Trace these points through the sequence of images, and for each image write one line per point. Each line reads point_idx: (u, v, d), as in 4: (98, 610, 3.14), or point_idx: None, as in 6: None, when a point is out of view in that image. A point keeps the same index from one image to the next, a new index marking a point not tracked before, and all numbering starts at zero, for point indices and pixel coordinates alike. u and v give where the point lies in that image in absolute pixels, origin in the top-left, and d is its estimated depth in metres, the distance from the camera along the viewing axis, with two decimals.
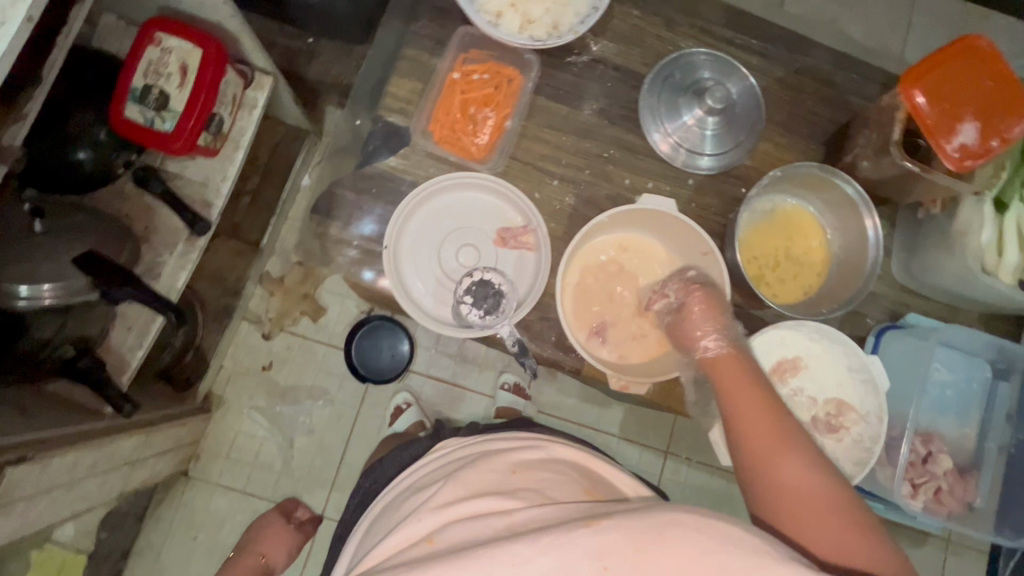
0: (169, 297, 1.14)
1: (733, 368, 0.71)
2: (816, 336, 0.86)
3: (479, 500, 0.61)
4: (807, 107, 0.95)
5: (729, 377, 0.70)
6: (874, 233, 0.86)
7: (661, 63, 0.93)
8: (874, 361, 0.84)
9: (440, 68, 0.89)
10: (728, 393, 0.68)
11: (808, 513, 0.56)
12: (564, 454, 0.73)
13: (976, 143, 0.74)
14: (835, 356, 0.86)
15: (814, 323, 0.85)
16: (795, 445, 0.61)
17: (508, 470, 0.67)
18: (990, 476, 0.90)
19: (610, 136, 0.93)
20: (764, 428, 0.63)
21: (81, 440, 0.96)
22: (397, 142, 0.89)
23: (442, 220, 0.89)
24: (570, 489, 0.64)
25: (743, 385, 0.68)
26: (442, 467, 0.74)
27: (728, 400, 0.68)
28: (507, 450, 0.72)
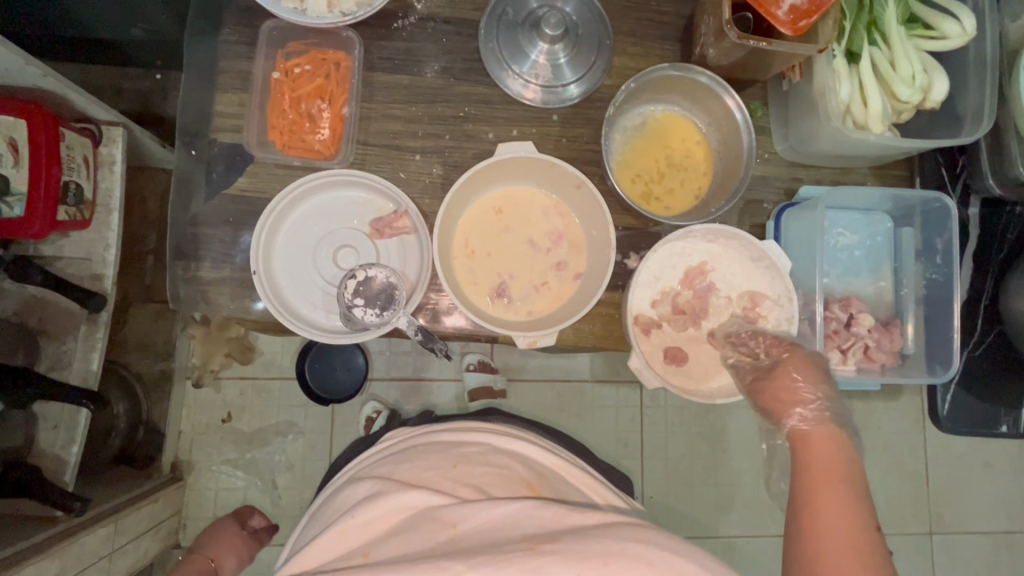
0: (88, 383, 1.08)
1: (821, 457, 0.67)
2: (712, 237, 0.85)
3: (415, 494, 0.66)
4: (652, 8, 0.91)
5: (819, 457, 0.68)
6: (740, 115, 0.84)
7: (491, 3, 0.88)
8: (771, 246, 0.82)
9: (260, 73, 0.83)
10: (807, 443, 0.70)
11: (824, 479, 0.64)
12: (508, 447, 0.78)
13: (805, 1, 0.71)
14: (736, 253, 0.85)
15: (704, 225, 0.83)
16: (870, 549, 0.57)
17: (449, 465, 0.72)
18: (910, 321, 0.91)
19: (462, 94, 0.88)
20: (842, 528, 0.59)
21: (39, 551, 0.92)
22: (241, 162, 0.83)
23: (312, 229, 0.84)
24: (509, 486, 0.68)
25: (830, 474, 0.65)
26: (385, 460, 0.78)
27: (803, 477, 0.66)
28: (451, 445, 0.77)
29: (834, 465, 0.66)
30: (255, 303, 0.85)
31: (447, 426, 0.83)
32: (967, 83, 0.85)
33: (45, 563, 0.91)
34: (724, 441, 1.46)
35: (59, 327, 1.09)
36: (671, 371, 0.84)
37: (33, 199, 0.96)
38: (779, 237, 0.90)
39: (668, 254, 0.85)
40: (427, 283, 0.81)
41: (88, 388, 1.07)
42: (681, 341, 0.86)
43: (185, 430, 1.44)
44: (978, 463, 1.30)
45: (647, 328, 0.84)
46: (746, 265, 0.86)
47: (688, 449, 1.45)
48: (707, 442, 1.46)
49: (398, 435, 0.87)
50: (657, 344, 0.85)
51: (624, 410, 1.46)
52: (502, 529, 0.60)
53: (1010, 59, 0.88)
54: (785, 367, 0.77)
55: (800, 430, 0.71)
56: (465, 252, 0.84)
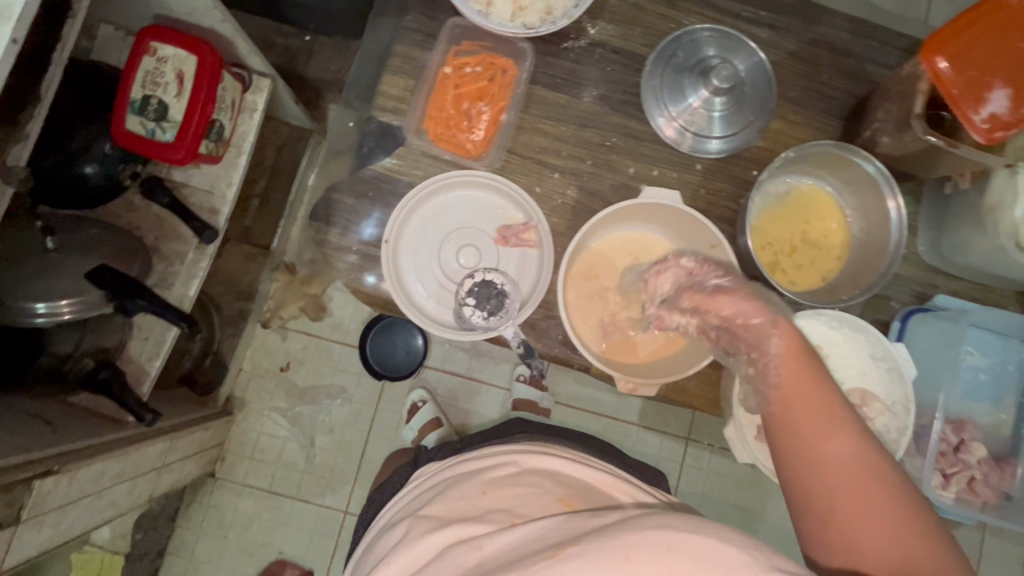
0: (183, 306, 1.13)
1: (801, 374, 0.59)
2: (836, 324, 0.81)
3: (448, 531, 0.65)
4: (822, 81, 0.89)
5: (796, 380, 0.58)
6: (897, 213, 0.80)
7: (664, 42, 0.88)
8: (898, 348, 0.79)
9: (432, 64, 0.86)
10: (806, 420, 0.55)
11: (847, 487, 0.50)
12: (541, 464, 0.74)
13: (1007, 113, 0.68)
14: (855, 345, 0.81)
15: (833, 311, 0.80)
16: (864, 452, 0.51)
17: (479, 491, 0.70)
18: None
19: (612, 124, 0.89)
20: (834, 435, 0.53)
21: (107, 450, 0.96)
22: (392, 142, 0.87)
23: (442, 222, 0.87)
24: (541, 504, 0.66)
25: (813, 389, 0.57)
26: (421, 495, 0.78)
27: (789, 400, 0.57)
28: (478, 468, 0.75)
29: (807, 376, 0.58)
30: (368, 277, 0.88)
31: (478, 451, 0.81)
32: None
33: (109, 463, 0.97)
34: (758, 521, 1.41)
35: (170, 249, 1.14)
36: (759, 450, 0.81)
37: (183, 129, 1.01)
38: (903, 339, 0.85)
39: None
40: (539, 302, 0.82)
41: (182, 309, 1.10)
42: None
43: (245, 368, 1.50)
44: None
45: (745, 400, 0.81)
46: (860, 360, 0.82)
47: (718, 518, 1.41)
48: (739, 517, 1.41)
49: (434, 468, 0.85)
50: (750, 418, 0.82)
51: (664, 463, 1.43)
52: (529, 543, 0.58)
53: None
54: (724, 300, 0.69)
55: (778, 355, 0.61)
56: (582, 279, 0.84)
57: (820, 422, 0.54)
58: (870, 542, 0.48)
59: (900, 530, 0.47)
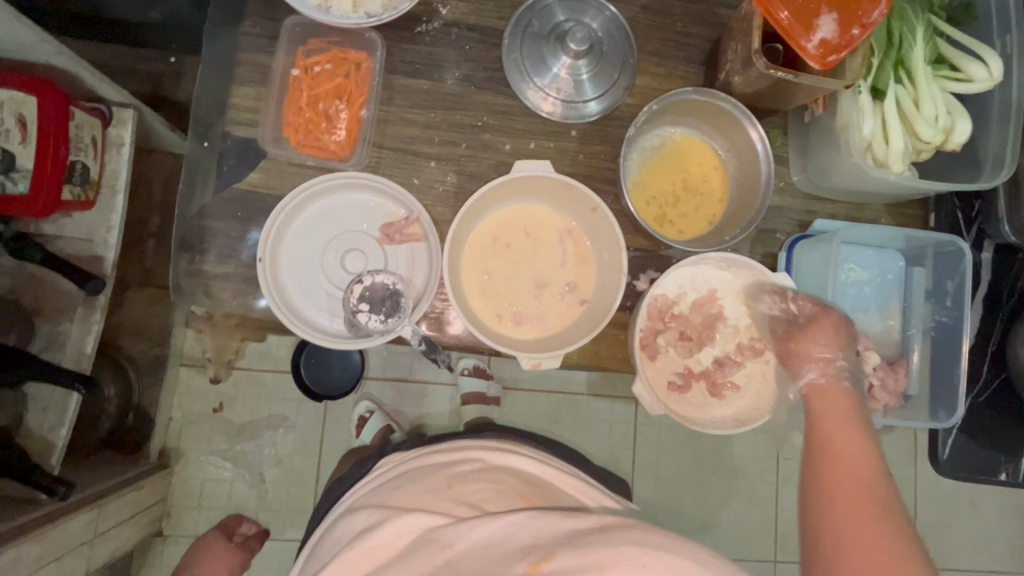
0: (81, 365, 1.03)
1: (835, 405, 0.66)
2: (723, 265, 0.84)
3: (415, 523, 0.63)
4: (677, 30, 0.91)
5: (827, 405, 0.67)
6: (761, 144, 0.84)
7: (517, 12, 0.87)
8: (782, 277, 0.81)
9: (279, 68, 0.82)
10: (829, 431, 0.63)
11: (841, 488, 0.57)
12: (505, 461, 0.73)
13: (836, 37, 0.70)
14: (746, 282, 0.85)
15: (717, 253, 0.83)
16: (865, 471, 0.57)
17: (443, 485, 0.69)
18: (917, 362, 0.90)
19: (481, 103, 0.87)
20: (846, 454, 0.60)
21: (27, 531, 0.87)
22: (253, 157, 0.83)
23: (320, 231, 0.83)
24: (505, 499, 0.66)
25: (844, 422, 0.64)
26: (381, 485, 0.74)
27: (819, 430, 0.64)
28: (442, 463, 0.73)
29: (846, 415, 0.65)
30: (257, 301, 0.83)
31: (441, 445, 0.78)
32: (989, 128, 0.84)
33: (27, 546, 0.86)
34: (723, 466, 1.40)
35: (56, 309, 1.04)
36: (673, 400, 0.83)
37: (38, 174, 0.91)
38: (790, 268, 0.90)
39: (678, 278, 0.84)
40: (433, 295, 0.80)
41: (80, 371, 1.02)
42: (685, 368, 0.84)
43: (176, 417, 1.39)
44: (965, 501, 1.32)
45: (648, 352, 0.83)
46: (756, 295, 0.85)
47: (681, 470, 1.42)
48: (700, 465, 1.40)
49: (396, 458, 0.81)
50: (657, 369, 0.83)
51: (618, 426, 1.40)
52: (501, 543, 0.59)
53: None
54: (815, 328, 0.74)
55: (813, 389, 0.70)
56: (473, 265, 0.84)
57: (841, 441, 0.61)
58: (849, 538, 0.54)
59: (878, 545, 0.52)
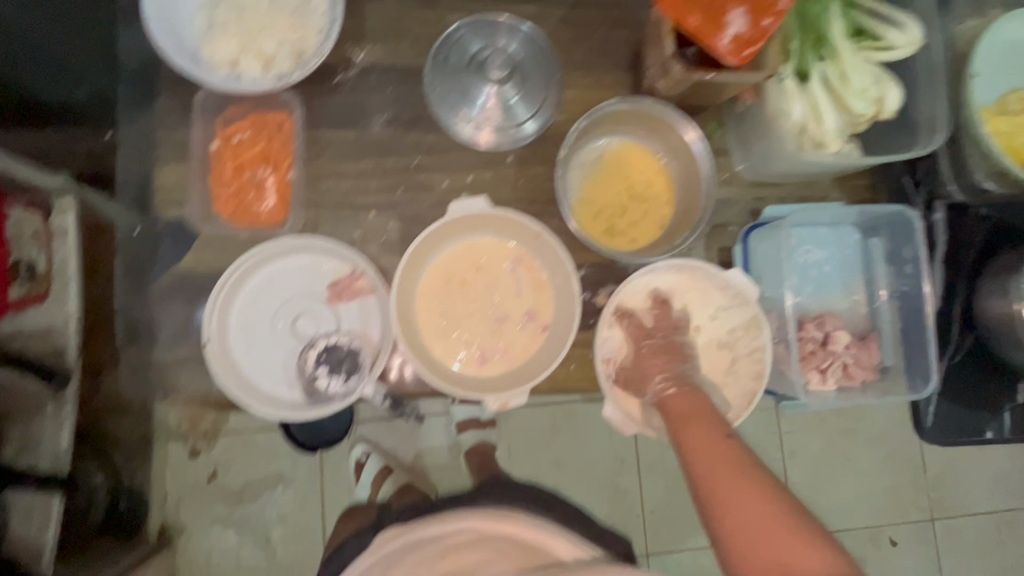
0: None
1: (690, 403, 0.74)
2: (674, 269, 0.84)
3: None
4: (599, 39, 0.89)
5: (683, 411, 0.73)
6: (697, 143, 0.83)
7: (433, 48, 0.86)
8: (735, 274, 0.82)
9: (197, 144, 0.80)
10: (688, 436, 0.70)
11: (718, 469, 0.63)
12: (510, 531, 0.70)
13: (747, 31, 0.70)
14: (703, 283, 0.84)
15: (666, 261, 0.83)
16: (741, 464, 0.63)
17: (437, 558, 0.67)
18: (888, 334, 0.89)
19: (412, 143, 0.86)
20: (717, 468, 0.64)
21: None
22: (187, 236, 0.81)
23: (268, 301, 0.81)
24: (497, 565, 0.64)
25: (698, 420, 0.71)
26: (376, 561, 0.73)
27: (681, 431, 0.71)
28: (438, 533, 0.72)
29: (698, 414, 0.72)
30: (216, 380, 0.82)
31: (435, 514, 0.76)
32: (921, 92, 0.83)
33: None
34: None
35: None
36: (649, 415, 0.82)
37: None
38: (748, 260, 0.89)
39: (632, 291, 0.83)
40: (391, 347, 0.79)
41: None
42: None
43: None
44: None
45: (614, 370, 0.82)
46: (716, 295, 0.84)
47: None
48: None
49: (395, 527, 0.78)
50: (629, 386, 0.82)
51: None
52: None
53: (961, 66, 0.83)
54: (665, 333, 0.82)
55: (672, 397, 0.76)
56: (427, 309, 0.82)
57: (696, 434, 0.69)
58: (737, 509, 0.59)
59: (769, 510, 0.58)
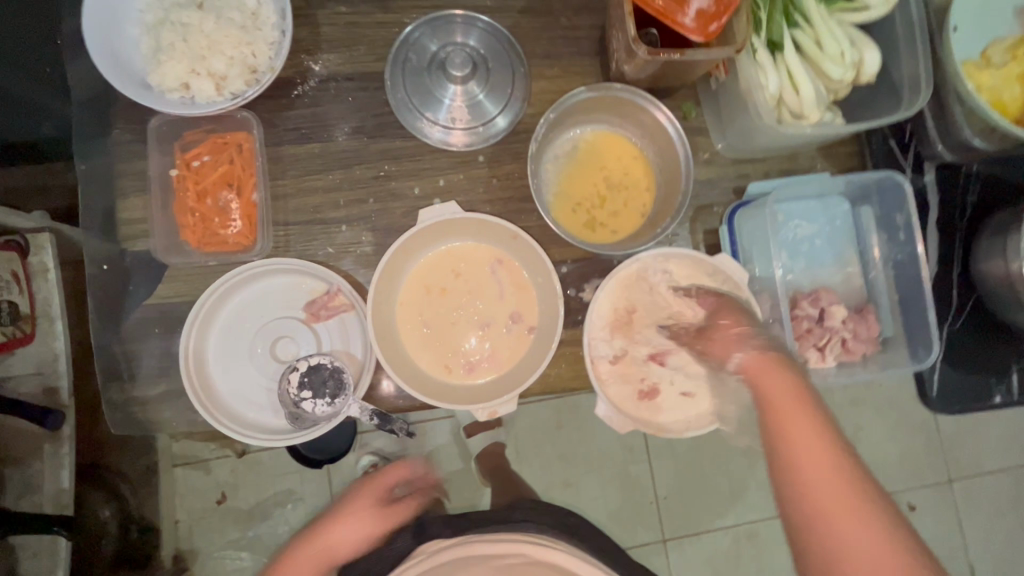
0: (63, 506, 0.93)
1: (776, 383, 0.66)
2: (661, 258, 0.81)
3: None
4: (562, 25, 0.86)
5: (769, 382, 0.66)
6: (671, 124, 0.80)
7: (392, 52, 0.83)
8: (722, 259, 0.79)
9: (156, 173, 0.77)
10: (781, 425, 0.63)
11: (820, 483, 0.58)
12: (548, 558, 0.68)
13: (710, 4, 0.67)
14: (692, 270, 0.81)
15: (651, 250, 0.80)
16: (847, 476, 0.58)
17: None
18: (886, 304, 0.86)
19: (379, 151, 0.83)
20: (828, 468, 0.59)
21: None
22: (155, 269, 0.78)
23: (245, 327, 0.79)
24: None
25: (794, 403, 0.63)
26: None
27: (775, 416, 0.64)
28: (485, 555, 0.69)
29: (793, 397, 0.64)
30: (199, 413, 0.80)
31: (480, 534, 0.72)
32: (899, 51, 0.79)
33: None
34: None
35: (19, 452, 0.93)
36: (645, 408, 0.80)
37: None
38: (735, 240, 0.86)
39: (617, 285, 0.81)
40: (375, 363, 0.77)
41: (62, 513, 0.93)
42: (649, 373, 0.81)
43: None
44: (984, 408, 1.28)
45: (604, 367, 0.80)
46: (708, 282, 0.80)
47: None
48: None
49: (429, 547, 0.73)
50: (621, 382, 0.80)
51: None
52: None
53: (940, 19, 0.79)
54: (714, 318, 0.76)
55: (754, 372, 0.68)
56: (408, 321, 0.80)
57: (798, 427, 0.62)
58: (840, 533, 0.56)
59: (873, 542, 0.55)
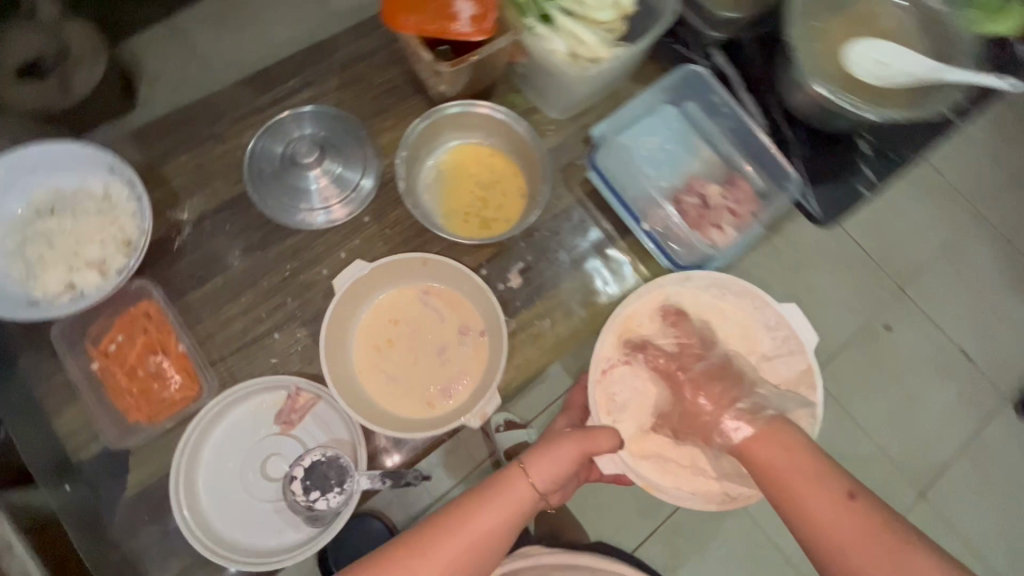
0: None
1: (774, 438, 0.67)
2: (696, 283, 0.86)
3: None
4: (376, 82, 0.96)
5: (775, 455, 0.66)
6: (498, 112, 0.92)
7: (245, 170, 0.89)
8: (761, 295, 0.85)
9: (79, 375, 0.78)
10: (775, 470, 0.65)
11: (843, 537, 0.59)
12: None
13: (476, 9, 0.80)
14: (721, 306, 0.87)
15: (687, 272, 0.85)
16: (842, 503, 0.61)
17: None
18: (746, 165, 0.99)
19: (275, 256, 0.88)
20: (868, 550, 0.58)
21: None
22: (116, 460, 0.77)
23: (227, 470, 0.80)
24: None
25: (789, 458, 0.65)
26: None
27: (764, 468, 0.66)
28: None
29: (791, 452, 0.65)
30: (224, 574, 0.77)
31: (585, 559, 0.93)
32: None
33: None
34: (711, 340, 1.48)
35: None
36: (643, 462, 0.80)
37: None
38: (603, 175, 0.95)
39: (655, 305, 0.86)
40: (363, 433, 0.79)
41: None
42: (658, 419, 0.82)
43: None
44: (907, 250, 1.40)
45: (625, 407, 0.83)
46: (766, 343, 0.85)
47: None
48: None
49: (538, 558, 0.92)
50: (630, 424, 0.82)
51: None
52: None
53: None
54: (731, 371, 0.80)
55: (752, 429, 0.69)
56: (373, 383, 0.83)
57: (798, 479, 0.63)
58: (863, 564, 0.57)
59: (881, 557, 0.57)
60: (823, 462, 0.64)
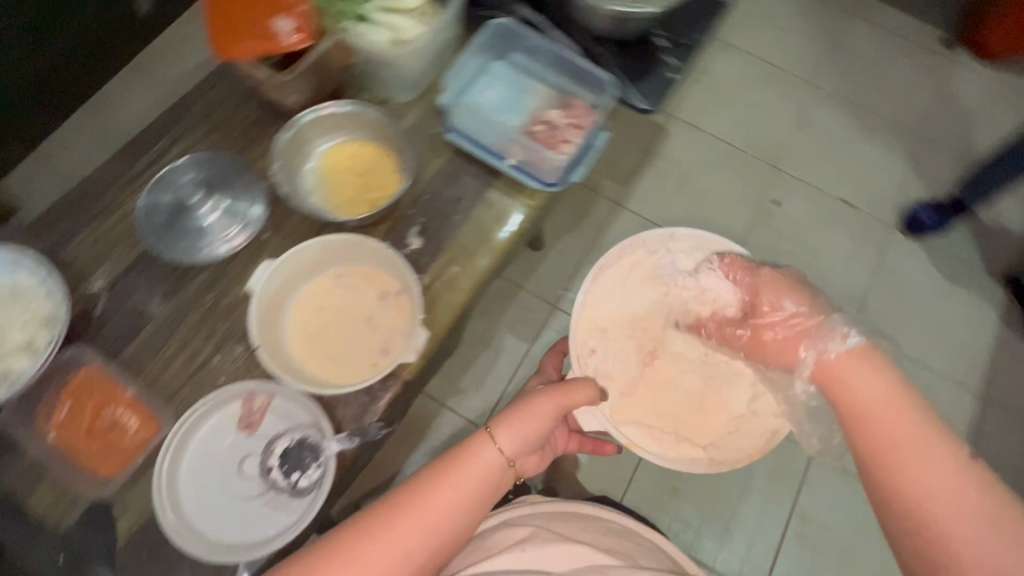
0: None
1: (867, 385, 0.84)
2: (631, 256, 1.19)
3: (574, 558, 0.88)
4: (235, 117, 1.05)
5: (863, 395, 0.84)
6: (349, 105, 1.03)
7: (141, 228, 0.96)
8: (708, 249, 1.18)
9: (41, 450, 0.83)
10: (883, 425, 0.80)
11: (935, 489, 0.74)
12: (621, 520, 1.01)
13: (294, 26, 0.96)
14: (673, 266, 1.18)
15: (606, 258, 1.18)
16: (945, 461, 0.76)
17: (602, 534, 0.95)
18: (575, 87, 1.14)
19: (193, 293, 0.94)
20: (944, 485, 0.74)
21: None
22: (99, 514, 0.81)
23: (209, 487, 0.86)
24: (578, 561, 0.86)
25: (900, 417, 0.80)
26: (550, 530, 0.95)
27: (862, 421, 0.82)
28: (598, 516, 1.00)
29: (894, 411, 0.81)
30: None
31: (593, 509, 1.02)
32: None
33: None
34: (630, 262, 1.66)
35: None
36: (624, 426, 1.12)
37: None
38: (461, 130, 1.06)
39: (595, 292, 1.18)
40: (320, 408, 0.87)
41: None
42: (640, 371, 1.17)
43: None
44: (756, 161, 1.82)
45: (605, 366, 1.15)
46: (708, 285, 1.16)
47: None
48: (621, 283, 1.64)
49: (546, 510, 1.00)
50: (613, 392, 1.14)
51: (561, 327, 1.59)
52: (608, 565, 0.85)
53: None
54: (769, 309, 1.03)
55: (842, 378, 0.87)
56: (316, 365, 0.92)
57: (904, 429, 0.79)
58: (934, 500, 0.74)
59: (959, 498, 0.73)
60: (925, 427, 0.79)
